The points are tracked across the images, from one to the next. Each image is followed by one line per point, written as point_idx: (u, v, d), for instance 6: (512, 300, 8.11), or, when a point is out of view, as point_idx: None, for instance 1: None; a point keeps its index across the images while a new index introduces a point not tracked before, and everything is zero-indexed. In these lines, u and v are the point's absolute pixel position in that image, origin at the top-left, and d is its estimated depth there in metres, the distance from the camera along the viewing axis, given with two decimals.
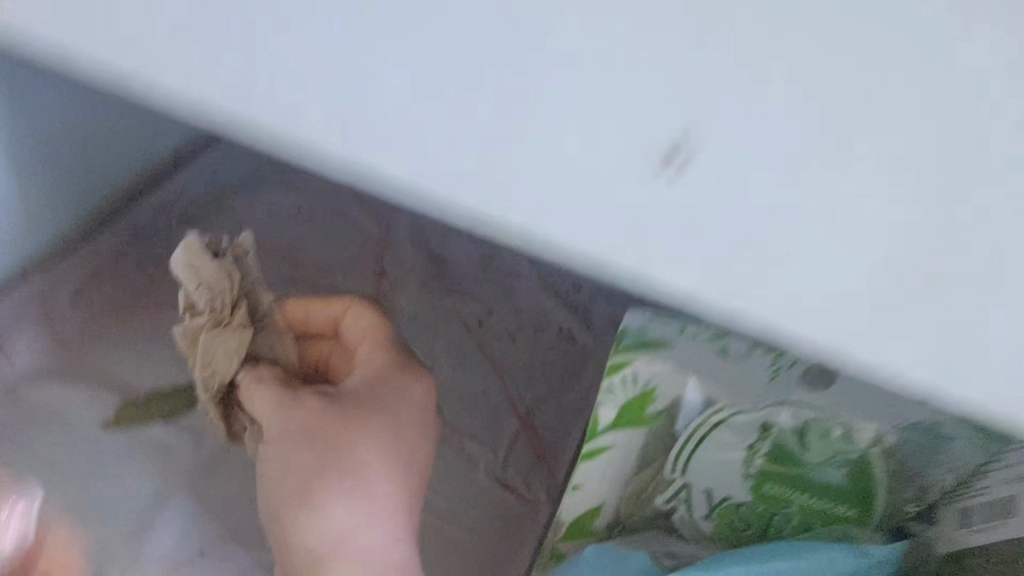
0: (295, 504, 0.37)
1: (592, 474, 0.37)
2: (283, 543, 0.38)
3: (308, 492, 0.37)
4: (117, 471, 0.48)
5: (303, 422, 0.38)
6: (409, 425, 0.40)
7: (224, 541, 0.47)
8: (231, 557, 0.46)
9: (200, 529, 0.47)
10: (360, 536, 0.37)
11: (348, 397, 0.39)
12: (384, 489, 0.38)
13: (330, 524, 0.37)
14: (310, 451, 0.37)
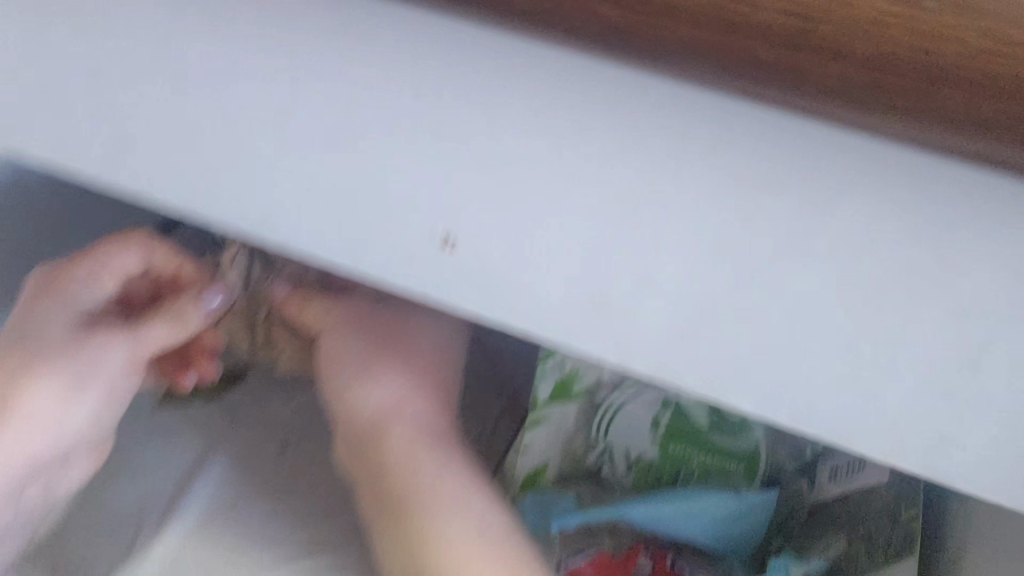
0: (346, 379, 0.46)
1: (537, 439, 0.47)
2: (338, 414, 0.46)
3: (359, 367, 0.46)
4: (163, 440, 0.58)
5: (353, 318, 0.47)
6: (433, 333, 0.48)
7: (248, 496, 0.56)
8: (250, 510, 0.55)
9: (226, 486, 0.56)
10: (399, 403, 0.45)
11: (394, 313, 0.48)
12: (421, 373, 0.46)
13: (381, 386, 0.45)
14: (362, 337, 0.46)
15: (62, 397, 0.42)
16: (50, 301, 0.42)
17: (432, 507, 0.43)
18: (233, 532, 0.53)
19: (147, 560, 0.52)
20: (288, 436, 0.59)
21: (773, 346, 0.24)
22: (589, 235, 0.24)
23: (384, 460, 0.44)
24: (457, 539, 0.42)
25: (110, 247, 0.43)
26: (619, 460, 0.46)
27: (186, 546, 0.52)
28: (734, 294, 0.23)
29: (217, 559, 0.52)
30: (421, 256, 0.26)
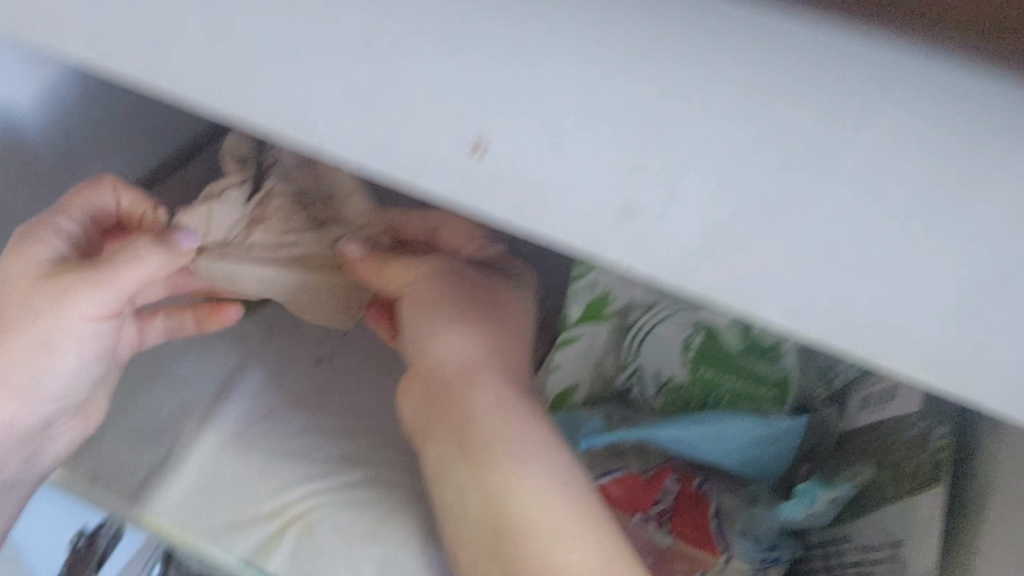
0: (428, 329, 0.45)
1: (566, 359, 0.47)
2: (417, 366, 0.46)
3: (441, 319, 0.46)
4: (200, 351, 0.61)
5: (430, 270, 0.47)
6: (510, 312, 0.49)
7: (283, 408, 0.58)
8: (287, 422, 0.57)
9: (262, 398, 0.58)
10: (479, 359, 0.45)
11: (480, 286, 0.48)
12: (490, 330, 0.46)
13: (454, 338, 0.45)
14: (448, 293, 0.46)
15: (42, 344, 0.43)
16: (28, 247, 0.43)
17: (508, 451, 0.42)
18: (271, 442, 0.56)
19: (188, 466, 0.54)
20: (323, 353, 0.62)
21: (803, 267, 0.23)
22: (605, 150, 0.23)
23: (467, 411, 0.43)
24: (530, 485, 0.40)
25: (87, 183, 0.46)
26: (650, 383, 0.47)
27: (225, 453, 0.55)
28: (751, 218, 0.22)
29: (256, 467, 0.54)
30: (436, 168, 0.26)
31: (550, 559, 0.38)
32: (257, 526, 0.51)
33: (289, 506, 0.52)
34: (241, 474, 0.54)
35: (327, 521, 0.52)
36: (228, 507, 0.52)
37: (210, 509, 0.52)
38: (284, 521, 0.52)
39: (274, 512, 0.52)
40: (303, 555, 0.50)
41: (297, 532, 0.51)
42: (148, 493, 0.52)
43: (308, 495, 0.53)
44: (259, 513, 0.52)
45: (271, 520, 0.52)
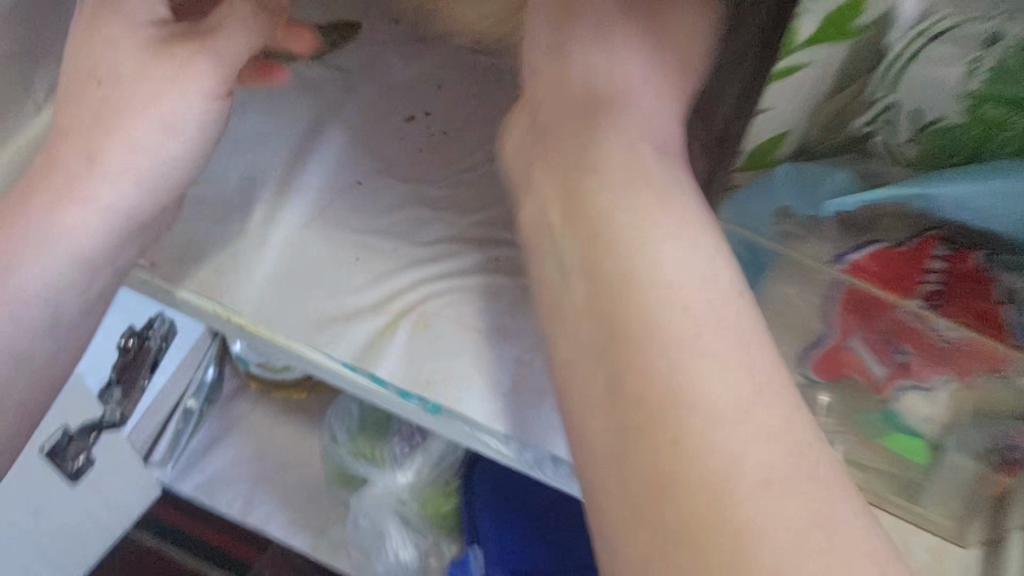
0: (571, 57, 0.34)
1: (779, 96, 0.33)
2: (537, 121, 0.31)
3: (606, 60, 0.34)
4: (267, 104, 0.48)
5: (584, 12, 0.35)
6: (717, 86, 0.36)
7: (378, 173, 0.46)
8: (384, 192, 0.45)
9: (350, 164, 0.46)
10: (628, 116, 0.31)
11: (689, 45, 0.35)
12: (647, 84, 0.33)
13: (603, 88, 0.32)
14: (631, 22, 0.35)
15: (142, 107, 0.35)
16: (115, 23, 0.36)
17: (658, 212, 0.28)
18: (366, 217, 0.44)
19: (265, 245, 0.42)
20: (422, 107, 0.49)
21: None
22: None
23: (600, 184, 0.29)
24: (684, 259, 0.26)
25: None
26: (905, 130, 0.35)
27: (308, 229, 0.43)
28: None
29: (351, 250, 0.42)
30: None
31: (714, 375, 0.23)
32: (362, 321, 0.40)
33: (397, 297, 0.41)
34: (332, 255, 0.42)
35: (448, 319, 0.41)
36: (322, 298, 0.41)
37: (302, 300, 0.41)
38: (397, 312, 0.41)
39: (378, 304, 0.41)
40: (425, 362, 0.39)
41: (412, 328, 0.40)
42: (222, 276, 0.41)
43: (415, 283, 0.42)
44: (361, 307, 0.41)
45: (378, 313, 0.41)
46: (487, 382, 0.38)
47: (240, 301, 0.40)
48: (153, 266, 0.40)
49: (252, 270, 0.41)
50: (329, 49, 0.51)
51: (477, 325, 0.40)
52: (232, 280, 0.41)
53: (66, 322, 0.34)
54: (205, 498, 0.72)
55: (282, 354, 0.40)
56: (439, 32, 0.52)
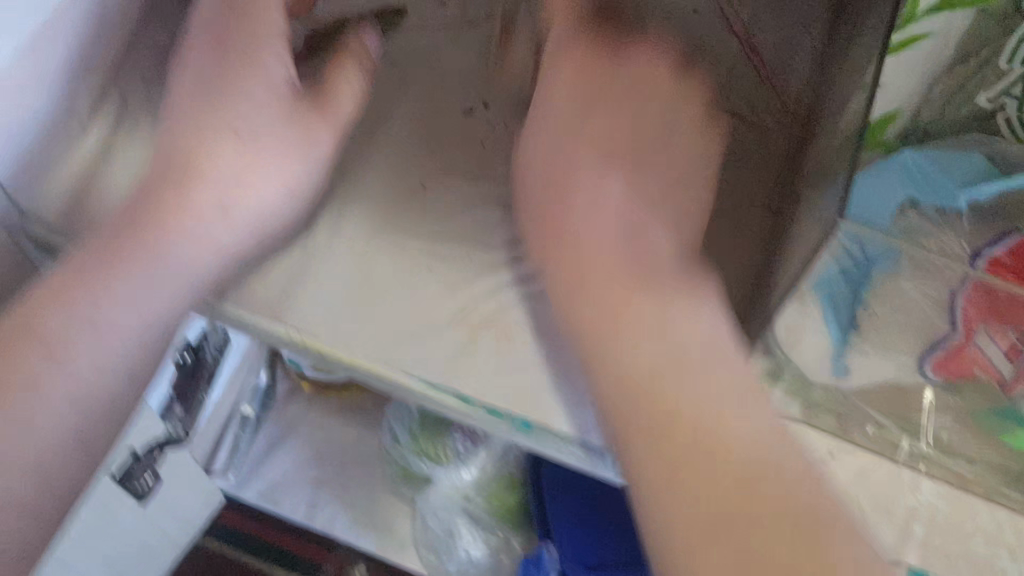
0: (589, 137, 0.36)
1: (891, 74, 0.31)
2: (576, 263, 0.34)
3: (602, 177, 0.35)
4: None
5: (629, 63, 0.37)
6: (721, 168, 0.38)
7: (440, 172, 0.43)
8: (449, 193, 0.42)
9: (409, 164, 0.43)
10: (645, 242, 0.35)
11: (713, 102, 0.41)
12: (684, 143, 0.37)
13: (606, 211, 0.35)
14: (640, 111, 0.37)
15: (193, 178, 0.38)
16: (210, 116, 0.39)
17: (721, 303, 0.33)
18: (431, 224, 0.41)
19: (328, 262, 0.39)
20: (480, 97, 0.45)
21: None
22: None
23: (618, 344, 0.32)
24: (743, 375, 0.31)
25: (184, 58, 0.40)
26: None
27: (371, 242, 0.40)
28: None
29: (420, 260, 0.40)
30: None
31: (758, 453, 0.29)
32: (439, 338, 0.38)
33: (472, 310, 0.39)
34: (398, 268, 0.40)
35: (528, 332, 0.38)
36: None
37: (374, 318, 0.38)
38: (474, 327, 0.38)
39: (453, 319, 0.38)
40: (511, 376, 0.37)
41: (497, 341, 0.38)
42: (287, 300, 0.39)
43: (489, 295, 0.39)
44: (437, 321, 0.38)
45: (455, 329, 0.38)
46: (574, 395, 0.37)
47: (310, 325, 0.38)
48: (215, 295, 0.38)
49: (318, 290, 0.39)
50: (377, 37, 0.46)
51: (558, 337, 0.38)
52: (298, 303, 0.38)
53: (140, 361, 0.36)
54: (269, 503, 0.71)
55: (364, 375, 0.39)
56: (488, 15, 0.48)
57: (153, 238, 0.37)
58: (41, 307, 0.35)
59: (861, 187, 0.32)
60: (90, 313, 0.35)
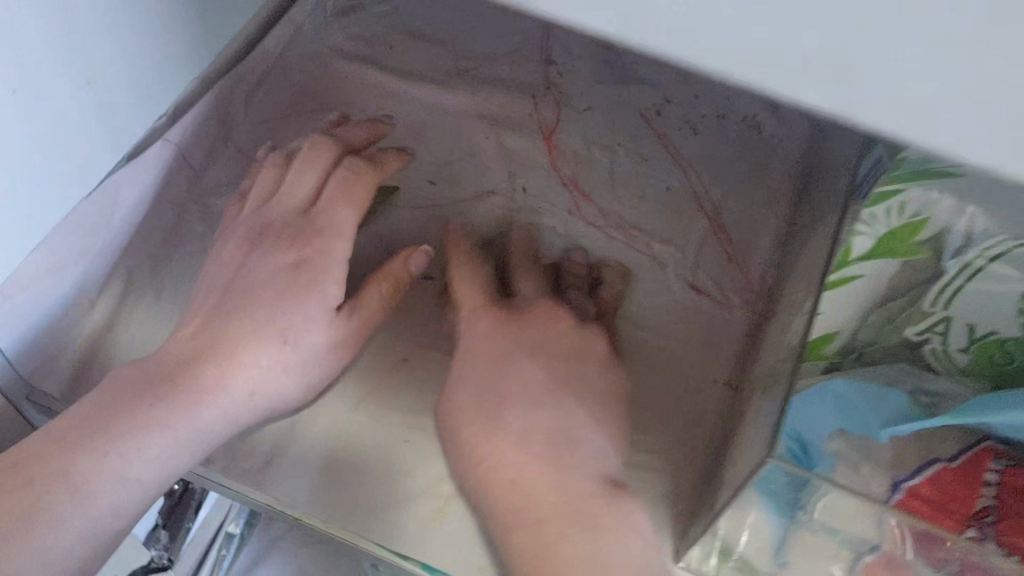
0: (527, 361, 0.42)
1: (831, 305, 0.34)
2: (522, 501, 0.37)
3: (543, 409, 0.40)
4: None
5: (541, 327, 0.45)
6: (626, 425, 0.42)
7: (423, 347, 0.46)
8: (430, 367, 0.45)
9: (393, 340, 0.46)
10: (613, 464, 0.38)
11: (636, 350, 0.48)
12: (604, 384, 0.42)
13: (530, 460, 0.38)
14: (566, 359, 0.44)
15: (227, 359, 0.40)
16: (246, 295, 0.42)
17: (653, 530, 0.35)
18: (414, 395, 0.44)
19: (315, 434, 0.43)
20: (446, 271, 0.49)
21: None
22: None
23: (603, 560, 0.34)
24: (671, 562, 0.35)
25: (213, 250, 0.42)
26: (957, 339, 0.34)
27: (358, 410, 0.44)
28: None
29: (401, 432, 0.43)
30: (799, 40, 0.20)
31: None
32: (412, 507, 0.41)
33: (447, 481, 0.42)
34: (379, 439, 0.43)
35: None
36: (371, 485, 0.41)
37: (351, 487, 0.41)
38: (447, 497, 0.41)
39: (428, 488, 0.41)
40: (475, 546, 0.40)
41: (463, 514, 0.41)
42: (274, 470, 0.42)
43: None
44: (412, 491, 0.41)
45: (428, 498, 0.41)
46: None
47: (294, 495, 0.41)
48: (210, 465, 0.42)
49: (303, 460, 0.42)
50: (372, 217, 0.51)
51: None
52: (283, 472, 0.42)
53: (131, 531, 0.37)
54: None
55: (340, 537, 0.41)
56: (470, 197, 0.52)
57: (187, 398, 0.39)
58: (64, 450, 0.36)
59: (801, 413, 0.35)
60: (112, 464, 0.36)
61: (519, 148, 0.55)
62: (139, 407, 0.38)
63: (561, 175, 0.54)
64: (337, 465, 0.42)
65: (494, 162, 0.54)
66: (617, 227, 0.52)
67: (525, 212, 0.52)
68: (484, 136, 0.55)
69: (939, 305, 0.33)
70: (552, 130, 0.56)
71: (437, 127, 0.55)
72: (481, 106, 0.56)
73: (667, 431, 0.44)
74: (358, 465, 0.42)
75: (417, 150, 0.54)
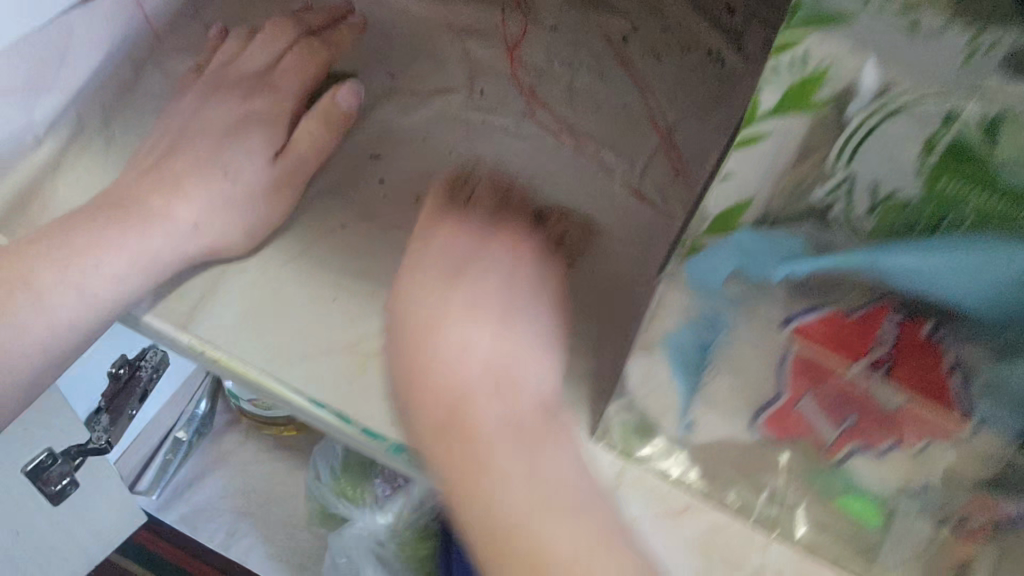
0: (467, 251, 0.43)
1: (738, 165, 0.32)
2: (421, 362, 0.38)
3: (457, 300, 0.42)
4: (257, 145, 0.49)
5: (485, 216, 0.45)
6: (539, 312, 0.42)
7: (360, 218, 0.46)
8: (364, 235, 0.45)
9: (329, 208, 0.46)
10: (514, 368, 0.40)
11: (576, 244, 0.47)
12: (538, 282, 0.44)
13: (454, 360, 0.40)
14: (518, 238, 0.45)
15: (174, 191, 0.45)
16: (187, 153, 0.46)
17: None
18: (343, 258, 0.44)
19: (245, 283, 0.43)
20: (372, 150, 0.49)
21: None
22: None
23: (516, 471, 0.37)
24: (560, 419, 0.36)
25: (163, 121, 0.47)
26: (863, 208, 0.32)
27: (289, 266, 0.44)
28: None
29: (330, 289, 0.43)
30: None
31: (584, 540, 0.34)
32: (331, 361, 0.41)
33: (371, 338, 0.42)
34: (309, 292, 0.43)
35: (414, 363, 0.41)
36: (294, 336, 0.42)
37: (272, 336, 0.41)
38: (368, 354, 0.42)
39: (351, 345, 0.42)
40: (387, 402, 0.40)
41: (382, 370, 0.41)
42: (199, 310, 0.42)
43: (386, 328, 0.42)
44: (334, 345, 0.42)
45: (349, 354, 0.42)
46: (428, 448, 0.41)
47: (214, 334, 0.41)
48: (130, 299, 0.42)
49: (230, 304, 0.42)
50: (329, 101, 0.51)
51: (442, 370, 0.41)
52: (206, 314, 0.42)
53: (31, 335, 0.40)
54: (189, 527, 0.78)
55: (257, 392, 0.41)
56: (429, 95, 0.52)
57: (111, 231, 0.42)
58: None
59: (705, 259, 0.34)
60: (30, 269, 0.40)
61: (483, 55, 0.54)
62: (69, 241, 0.42)
63: (518, 82, 0.54)
64: (263, 312, 0.42)
65: (456, 64, 0.54)
66: (567, 131, 0.53)
67: (480, 111, 0.52)
68: (450, 41, 0.55)
69: (843, 166, 0.31)
70: (517, 45, 0.56)
71: (404, 31, 0.55)
72: (452, 17, 0.56)
73: (591, 319, 0.44)
74: (283, 315, 0.42)
75: (384, 49, 0.54)
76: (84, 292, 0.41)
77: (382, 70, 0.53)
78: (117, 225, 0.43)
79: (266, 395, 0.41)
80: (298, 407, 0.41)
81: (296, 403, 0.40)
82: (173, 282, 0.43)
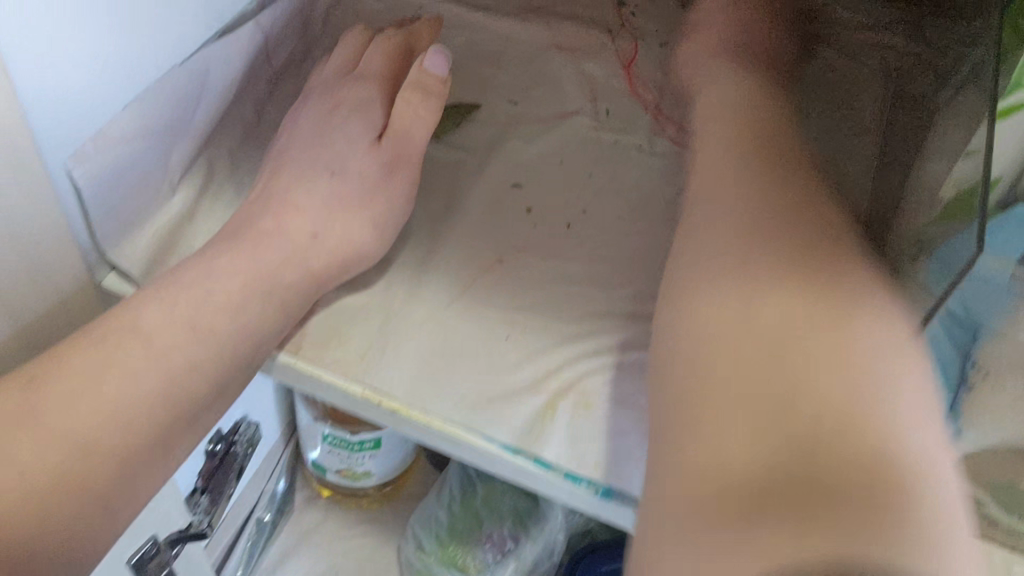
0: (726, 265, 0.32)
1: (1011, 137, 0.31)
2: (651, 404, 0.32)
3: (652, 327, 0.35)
4: None
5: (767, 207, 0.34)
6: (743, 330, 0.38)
7: (519, 251, 0.42)
8: (527, 271, 0.41)
9: (482, 244, 0.42)
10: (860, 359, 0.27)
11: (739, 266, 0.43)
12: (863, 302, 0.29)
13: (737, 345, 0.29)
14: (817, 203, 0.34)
15: None
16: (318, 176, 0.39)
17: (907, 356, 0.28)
18: (508, 297, 0.40)
19: (412, 324, 0.39)
20: (513, 178, 0.45)
21: None
22: None
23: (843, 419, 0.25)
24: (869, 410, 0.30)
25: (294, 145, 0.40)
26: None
27: (453, 307, 0.40)
28: None
29: (501, 327, 0.39)
30: None
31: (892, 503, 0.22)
32: (519, 404, 0.37)
33: (557, 375, 0.38)
34: (481, 332, 0.39)
35: (610, 402, 0.37)
36: (475, 380, 0.38)
37: (452, 382, 0.37)
38: (556, 392, 0.37)
39: (535, 384, 0.38)
40: (587, 443, 0.36)
41: (574, 410, 0.37)
42: (367, 357, 0.38)
43: (571, 362, 0.38)
44: (518, 386, 0.37)
45: (535, 394, 0.37)
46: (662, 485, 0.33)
47: (388, 384, 0.37)
48: (288, 358, 0.38)
49: (400, 348, 0.38)
50: (454, 131, 0.47)
51: (638, 405, 0.37)
52: (378, 360, 0.38)
53: (190, 401, 0.32)
54: None
55: (434, 439, 0.37)
56: (556, 117, 0.48)
57: (254, 262, 0.35)
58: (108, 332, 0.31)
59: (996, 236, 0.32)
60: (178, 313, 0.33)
61: (598, 75, 0.50)
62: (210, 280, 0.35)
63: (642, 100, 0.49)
64: (437, 355, 0.38)
65: (575, 87, 0.49)
66: None
67: (612, 132, 0.48)
68: (564, 65, 0.51)
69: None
70: (632, 61, 0.51)
71: (513, 57, 0.51)
72: (561, 40, 0.52)
73: None
74: (457, 357, 0.38)
75: (500, 76, 0.50)
76: (246, 339, 0.34)
77: (503, 97, 0.48)
78: (259, 251, 0.35)
79: (449, 445, 0.37)
80: (489, 455, 0.36)
81: (487, 451, 0.36)
82: (331, 335, 0.38)
